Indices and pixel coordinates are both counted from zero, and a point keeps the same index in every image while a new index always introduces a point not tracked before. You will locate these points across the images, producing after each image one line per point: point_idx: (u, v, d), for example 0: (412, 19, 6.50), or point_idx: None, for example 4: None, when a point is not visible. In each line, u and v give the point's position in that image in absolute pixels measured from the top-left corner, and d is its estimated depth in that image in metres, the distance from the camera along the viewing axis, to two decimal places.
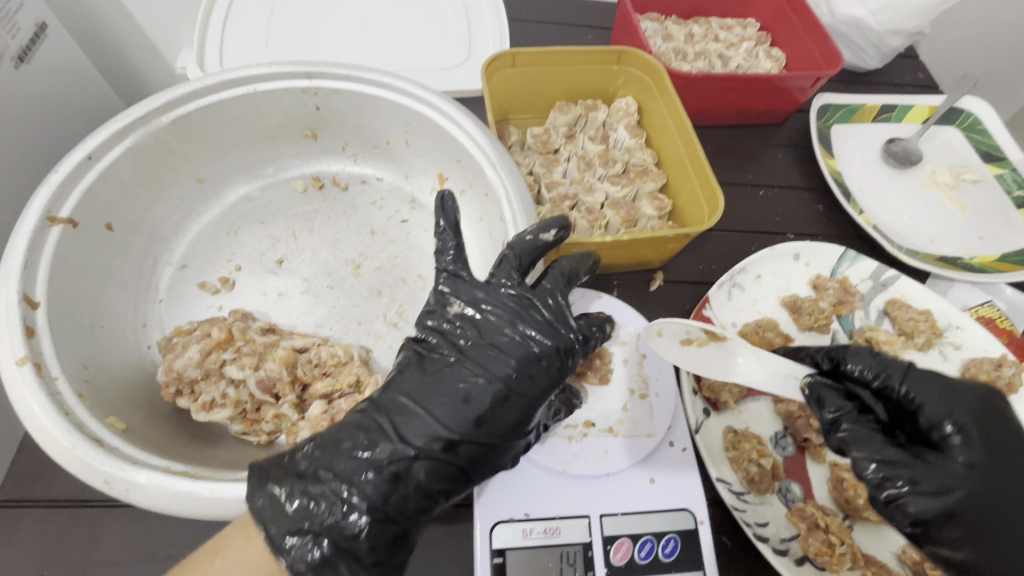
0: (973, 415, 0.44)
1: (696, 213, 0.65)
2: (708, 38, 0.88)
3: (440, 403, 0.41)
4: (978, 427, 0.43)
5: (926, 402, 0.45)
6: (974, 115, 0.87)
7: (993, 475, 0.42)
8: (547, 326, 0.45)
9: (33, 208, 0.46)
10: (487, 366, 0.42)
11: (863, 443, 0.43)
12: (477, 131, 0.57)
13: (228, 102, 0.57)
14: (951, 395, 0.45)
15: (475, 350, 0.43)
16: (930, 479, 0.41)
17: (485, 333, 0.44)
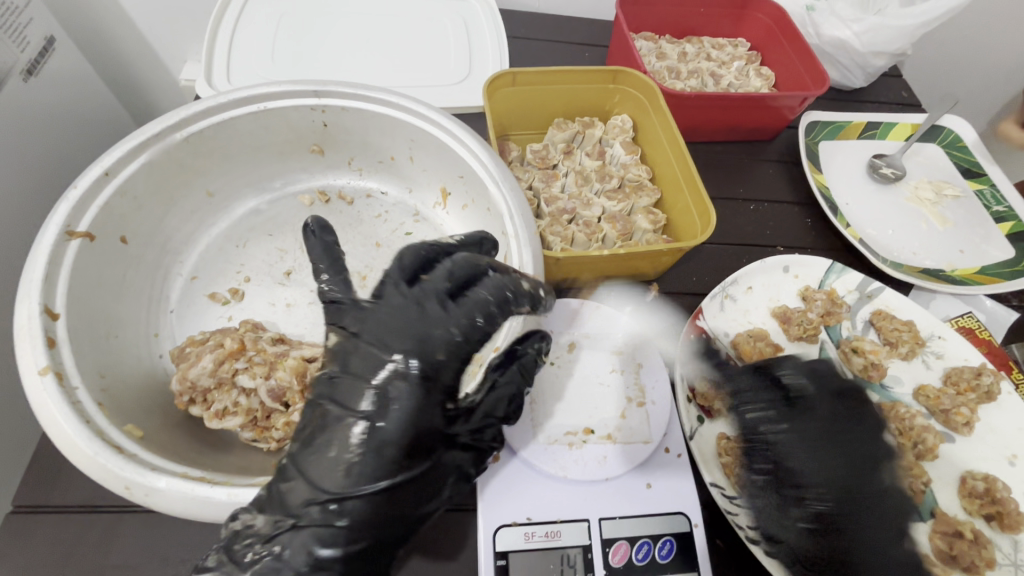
0: (784, 424, 0.56)
1: (690, 228, 0.67)
2: (700, 57, 0.91)
3: (313, 455, 0.39)
4: (791, 435, 0.56)
5: (804, 464, 0.54)
6: (954, 133, 0.90)
7: (823, 456, 0.55)
8: (408, 335, 0.42)
9: (53, 222, 0.48)
10: (349, 403, 0.40)
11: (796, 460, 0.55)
12: (479, 148, 0.59)
13: (239, 119, 0.59)
14: (823, 459, 0.55)
15: (342, 390, 0.41)
16: (822, 480, 0.54)
17: (352, 364, 0.42)
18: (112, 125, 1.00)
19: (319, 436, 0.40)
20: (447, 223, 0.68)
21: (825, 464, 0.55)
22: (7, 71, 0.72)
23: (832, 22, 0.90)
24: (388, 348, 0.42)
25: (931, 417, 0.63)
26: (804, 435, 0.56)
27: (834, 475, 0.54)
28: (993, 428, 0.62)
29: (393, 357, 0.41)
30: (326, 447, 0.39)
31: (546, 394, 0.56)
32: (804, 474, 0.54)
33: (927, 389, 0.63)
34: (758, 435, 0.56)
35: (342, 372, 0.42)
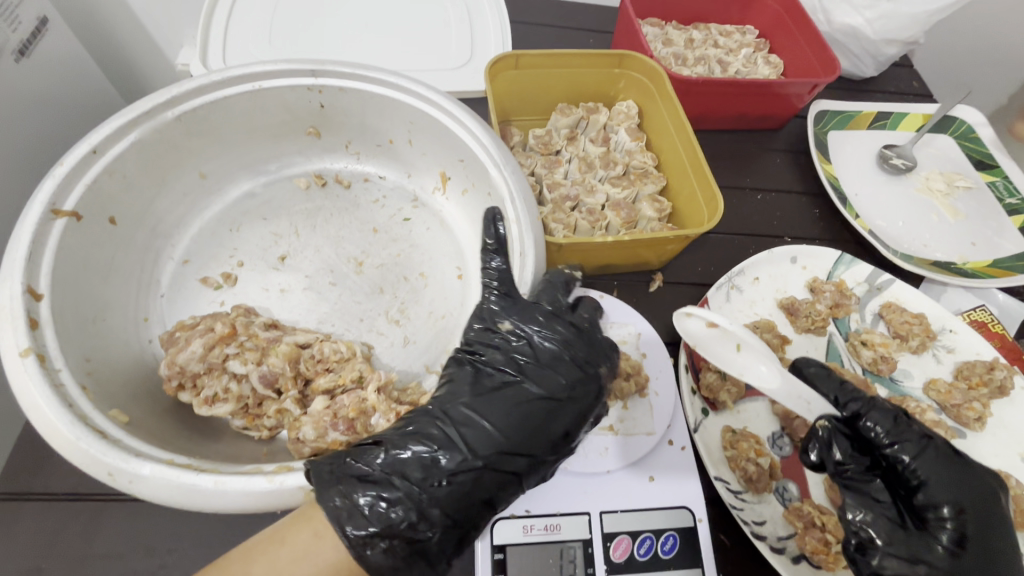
0: (911, 433, 0.49)
1: (696, 216, 0.65)
2: (708, 44, 0.89)
3: (503, 413, 0.44)
4: (917, 444, 0.49)
5: (930, 480, 0.47)
6: (966, 124, 0.88)
7: (951, 459, 0.48)
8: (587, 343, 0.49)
9: (38, 201, 0.46)
10: (544, 384, 0.45)
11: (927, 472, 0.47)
12: (481, 130, 0.58)
13: (233, 99, 0.58)
14: (959, 477, 0.47)
15: (535, 368, 0.46)
16: (958, 488, 0.46)
17: (538, 351, 0.47)
18: (107, 108, 0.98)
19: (505, 401, 0.44)
20: (447, 209, 0.66)
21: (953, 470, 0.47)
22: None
23: (843, 9, 0.88)
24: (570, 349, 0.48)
25: (942, 412, 0.61)
26: (929, 446, 0.48)
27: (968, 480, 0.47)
28: (1006, 424, 0.60)
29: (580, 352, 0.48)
30: (511, 408, 0.44)
31: None
32: (936, 484, 0.47)
33: (937, 384, 0.62)
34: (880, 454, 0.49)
35: (533, 354, 0.47)
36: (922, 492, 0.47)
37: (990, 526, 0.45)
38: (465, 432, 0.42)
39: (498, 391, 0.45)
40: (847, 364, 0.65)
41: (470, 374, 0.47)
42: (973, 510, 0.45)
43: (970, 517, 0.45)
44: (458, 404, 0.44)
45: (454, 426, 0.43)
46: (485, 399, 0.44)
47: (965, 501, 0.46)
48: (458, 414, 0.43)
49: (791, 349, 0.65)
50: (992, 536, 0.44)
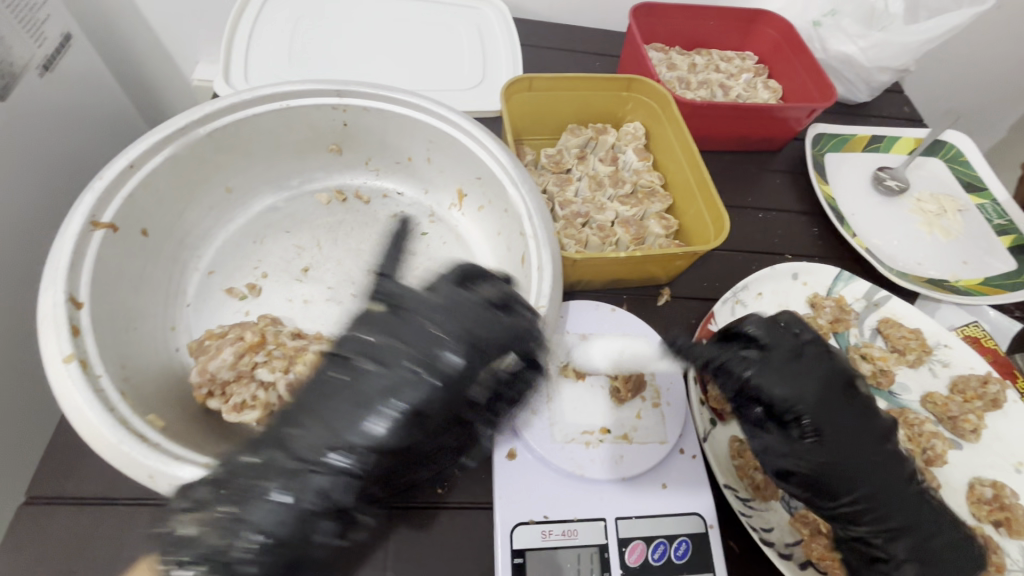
0: (751, 355, 0.50)
1: (703, 233, 0.68)
2: (710, 68, 0.93)
3: (337, 408, 0.41)
4: (758, 362, 0.50)
5: (771, 393, 0.49)
6: (956, 148, 0.92)
7: (796, 360, 0.51)
8: (457, 319, 0.44)
9: (78, 212, 0.48)
10: (390, 365, 0.42)
11: (766, 384, 0.49)
12: (499, 150, 0.60)
13: (261, 117, 0.60)
14: (793, 377, 0.50)
15: (389, 349, 0.43)
16: (783, 395, 0.49)
17: (399, 333, 0.43)
18: (125, 123, 1.00)
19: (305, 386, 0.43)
20: (463, 224, 0.69)
21: (800, 373, 0.50)
22: (24, 66, 0.73)
23: (839, 38, 0.92)
24: (451, 328, 0.44)
25: (939, 424, 0.63)
26: (763, 361, 0.50)
27: (810, 379, 0.50)
28: (1000, 436, 0.62)
29: (439, 339, 0.43)
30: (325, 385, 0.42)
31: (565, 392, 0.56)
32: (781, 394, 0.49)
33: (934, 397, 0.64)
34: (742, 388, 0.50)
35: (395, 340, 0.43)
36: (777, 401, 0.50)
37: (831, 410, 0.49)
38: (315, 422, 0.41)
39: (341, 390, 0.41)
40: None
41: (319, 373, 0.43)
42: (821, 403, 0.49)
43: (822, 411, 0.49)
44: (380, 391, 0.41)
45: (342, 416, 0.40)
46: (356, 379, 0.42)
47: (810, 398, 0.49)
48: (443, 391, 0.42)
49: None
50: (841, 419, 0.49)
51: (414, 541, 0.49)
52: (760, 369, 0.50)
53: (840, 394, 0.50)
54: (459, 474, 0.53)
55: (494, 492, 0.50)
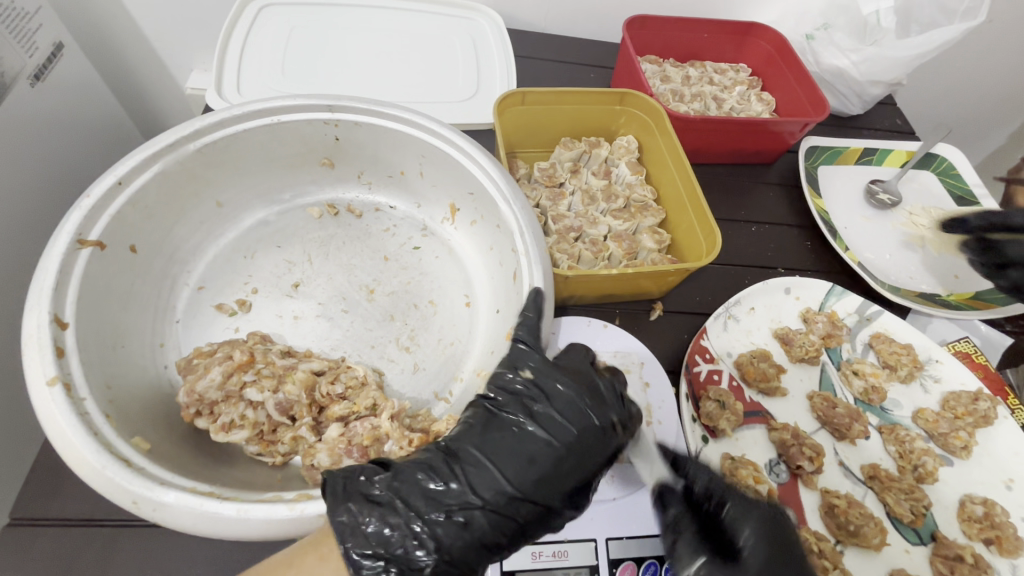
0: (737, 508, 0.46)
1: (695, 248, 0.68)
2: (703, 81, 0.93)
3: (507, 457, 0.43)
4: (735, 524, 0.45)
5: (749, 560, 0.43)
6: (947, 162, 0.93)
7: None
8: (585, 390, 0.47)
9: (65, 231, 0.47)
10: (551, 434, 0.45)
11: (748, 550, 0.44)
12: (491, 167, 0.60)
13: (252, 132, 0.60)
14: (778, 551, 0.44)
15: (547, 417, 0.45)
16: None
17: (552, 402, 0.46)
18: (118, 130, 1.00)
19: (462, 426, 0.46)
20: (455, 238, 0.69)
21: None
22: (14, 77, 0.72)
23: (831, 52, 0.93)
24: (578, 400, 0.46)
25: (930, 441, 0.63)
26: (718, 523, 0.46)
27: None
28: (989, 452, 0.63)
29: (583, 406, 0.46)
30: (485, 432, 0.45)
31: None
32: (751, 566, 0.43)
33: (925, 413, 0.64)
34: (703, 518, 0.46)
35: (546, 404, 0.46)
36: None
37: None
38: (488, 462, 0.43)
39: (510, 445, 0.44)
40: (840, 393, 0.67)
41: (483, 418, 0.46)
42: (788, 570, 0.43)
43: None
44: (535, 441, 0.44)
45: (513, 462, 0.43)
46: (516, 426, 0.45)
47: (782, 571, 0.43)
48: (576, 442, 0.45)
49: (785, 378, 0.67)
50: None
51: None
52: (745, 526, 0.45)
53: None
54: None
55: None
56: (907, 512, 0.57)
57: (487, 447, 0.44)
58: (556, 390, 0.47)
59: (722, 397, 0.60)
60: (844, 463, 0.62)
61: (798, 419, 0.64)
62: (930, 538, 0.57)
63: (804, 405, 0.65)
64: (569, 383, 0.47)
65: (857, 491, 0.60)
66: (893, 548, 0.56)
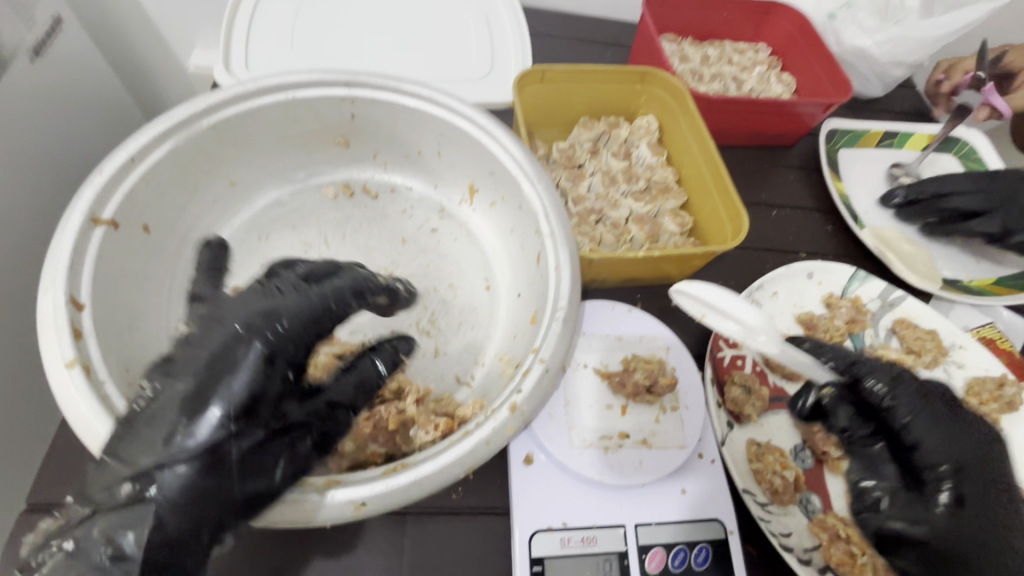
0: (908, 394, 0.52)
1: (718, 231, 0.67)
2: (723, 60, 0.91)
3: (165, 419, 0.36)
4: (920, 403, 0.52)
5: (924, 442, 0.50)
6: (968, 145, 0.91)
7: (965, 473, 0.48)
8: (278, 299, 0.42)
9: (77, 209, 0.45)
10: (224, 361, 0.38)
11: (920, 427, 0.51)
12: (515, 146, 0.58)
13: (266, 108, 0.57)
14: (952, 439, 0.50)
15: (187, 354, 0.38)
16: (943, 451, 0.49)
17: (209, 330, 0.39)
18: (117, 108, 0.97)
19: (207, 361, 0.38)
20: (473, 220, 0.67)
21: (969, 451, 0.49)
22: (14, 51, 0.69)
23: (854, 31, 0.90)
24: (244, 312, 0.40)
25: None
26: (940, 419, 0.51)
27: (983, 482, 0.48)
28: (1015, 438, 0.62)
29: (257, 314, 0.40)
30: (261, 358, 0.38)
31: (582, 392, 0.54)
32: (917, 438, 0.50)
33: None
34: (880, 410, 0.52)
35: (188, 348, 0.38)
36: (919, 453, 0.50)
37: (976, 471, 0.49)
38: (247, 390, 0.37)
39: (154, 412, 0.36)
40: None
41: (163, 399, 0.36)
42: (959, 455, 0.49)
43: (969, 477, 0.48)
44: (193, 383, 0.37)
45: (181, 420, 0.35)
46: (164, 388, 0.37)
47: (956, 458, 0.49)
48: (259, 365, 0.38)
49: None
50: (987, 489, 0.48)
51: (428, 547, 0.48)
52: (916, 403, 0.52)
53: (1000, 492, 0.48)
54: (473, 478, 0.52)
55: (511, 499, 0.49)
56: None
57: (249, 376, 0.38)
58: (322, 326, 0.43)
59: (748, 382, 0.59)
60: None
61: None
62: None
63: None
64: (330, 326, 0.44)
65: None
66: None
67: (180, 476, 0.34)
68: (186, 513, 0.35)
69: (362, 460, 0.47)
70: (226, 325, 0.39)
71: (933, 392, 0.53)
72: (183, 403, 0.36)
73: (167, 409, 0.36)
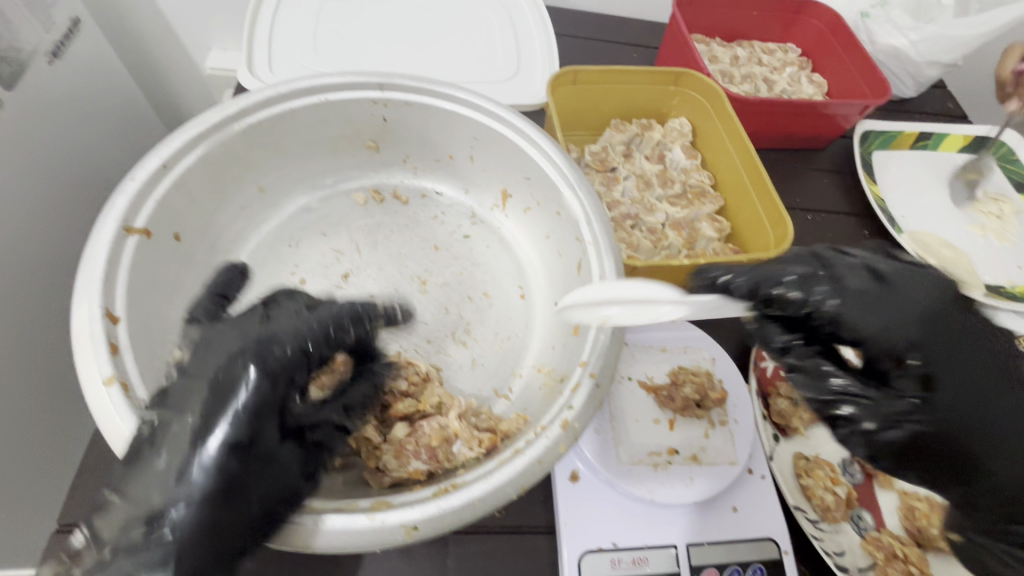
0: (836, 282, 0.38)
1: (759, 237, 0.64)
2: (752, 61, 0.89)
3: (169, 448, 0.33)
4: (852, 290, 0.38)
5: (870, 331, 0.37)
6: (1006, 146, 0.87)
7: (929, 346, 0.37)
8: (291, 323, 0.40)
9: (111, 217, 0.44)
10: (218, 385, 0.35)
11: (866, 311, 0.37)
12: (554, 149, 0.56)
13: (298, 111, 0.56)
14: (888, 309, 0.37)
15: (188, 383, 0.36)
16: (892, 328, 0.37)
17: (209, 356, 0.36)
18: (133, 112, 0.95)
19: (211, 386, 0.35)
20: (506, 226, 0.65)
21: (920, 314, 0.37)
22: (32, 53, 0.68)
23: (888, 31, 0.88)
24: (241, 337, 0.37)
25: None
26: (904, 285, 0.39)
27: (957, 348, 0.37)
28: None
29: (269, 340, 0.38)
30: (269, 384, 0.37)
31: (627, 404, 0.53)
32: (871, 331, 0.37)
33: None
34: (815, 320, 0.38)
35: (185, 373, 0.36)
36: (868, 345, 0.37)
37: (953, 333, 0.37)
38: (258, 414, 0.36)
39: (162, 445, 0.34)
40: None
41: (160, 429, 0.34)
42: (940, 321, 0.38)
43: (933, 349, 0.37)
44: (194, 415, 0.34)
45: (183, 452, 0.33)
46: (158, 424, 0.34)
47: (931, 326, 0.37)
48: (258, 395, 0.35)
49: None
50: (959, 353, 0.37)
51: (472, 569, 0.46)
52: (818, 287, 0.38)
53: (969, 350, 0.37)
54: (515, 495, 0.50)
55: (557, 518, 0.48)
56: None
57: (253, 405, 0.35)
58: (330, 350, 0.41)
59: (794, 394, 0.58)
60: None
61: None
62: None
63: None
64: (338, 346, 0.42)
65: None
66: None
67: (183, 516, 0.32)
68: (197, 550, 0.32)
69: (404, 478, 0.44)
70: (226, 348, 0.37)
71: (813, 275, 0.38)
72: (195, 429, 0.34)
73: (176, 439, 0.33)
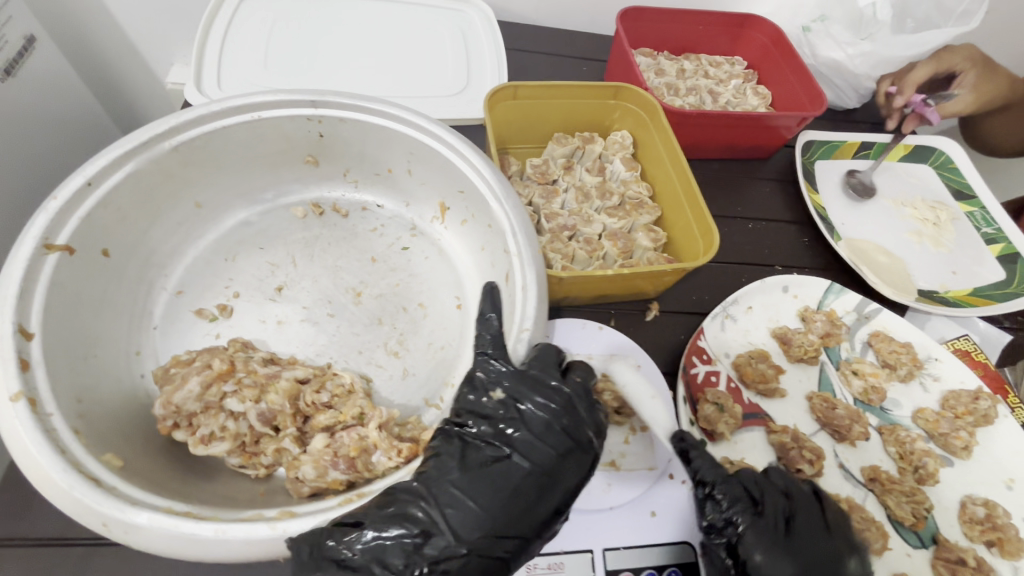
0: (736, 496, 0.46)
1: (691, 246, 0.66)
2: (698, 74, 0.91)
3: (439, 476, 0.42)
4: (743, 506, 0.46)
5: (751, 550, 0.44)
6: (945, 155, 0.92)
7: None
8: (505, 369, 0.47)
9: (30, 235, 0.45)
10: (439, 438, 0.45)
11: (752, 540, 0.45)
12: (482, 164, 0.58)
13: (231, 129, 0.57)
14: (783, 550, 0.44)
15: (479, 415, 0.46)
16: (767, 557, 0.44)
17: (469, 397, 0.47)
18: (92, 125, 0.95)
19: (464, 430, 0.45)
20: (445, 238, 0.66)
21: (801, 547, 0.45)
22: None
23: (829, 44, 0.91)
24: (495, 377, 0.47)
25: (930, 441, 0.62)
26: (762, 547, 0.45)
27: None
28: (991, 452, 0.62)
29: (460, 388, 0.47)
30: (544, 446, 0.43)
31: None
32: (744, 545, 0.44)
33: (925, 413, 0.63)
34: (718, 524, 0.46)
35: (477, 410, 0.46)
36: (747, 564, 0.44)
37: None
38: (524, 498, 0.41)
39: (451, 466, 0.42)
40: (839, 394, 0.65)
41: (456, 450, 0.43)
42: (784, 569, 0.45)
43: None
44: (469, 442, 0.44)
45: (451, 478, 0.41)
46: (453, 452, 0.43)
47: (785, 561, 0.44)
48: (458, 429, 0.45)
49: (784, 379, 0.65)
50: None
51: None
52: (755, 513, 0.46)
53: None
54: None
55: None
56: (909, 515, 0.56)
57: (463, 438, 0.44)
58: (548, 396, 0.45)
59: (720, 400, 0.59)
60: (845, 465, 0.60)
61: (797, 421, 0.62)
62: (932, 540, 0.56)
63: (804, 407, 0.64)
64: (553, 396, 0.46)
65: (858, 495, 0.58)
66: (895, 553, 0.55)
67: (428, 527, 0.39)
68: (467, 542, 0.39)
69: (323, 487, 0.46)
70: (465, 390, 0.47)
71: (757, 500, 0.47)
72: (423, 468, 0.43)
73: (440, 466, 0.42)
